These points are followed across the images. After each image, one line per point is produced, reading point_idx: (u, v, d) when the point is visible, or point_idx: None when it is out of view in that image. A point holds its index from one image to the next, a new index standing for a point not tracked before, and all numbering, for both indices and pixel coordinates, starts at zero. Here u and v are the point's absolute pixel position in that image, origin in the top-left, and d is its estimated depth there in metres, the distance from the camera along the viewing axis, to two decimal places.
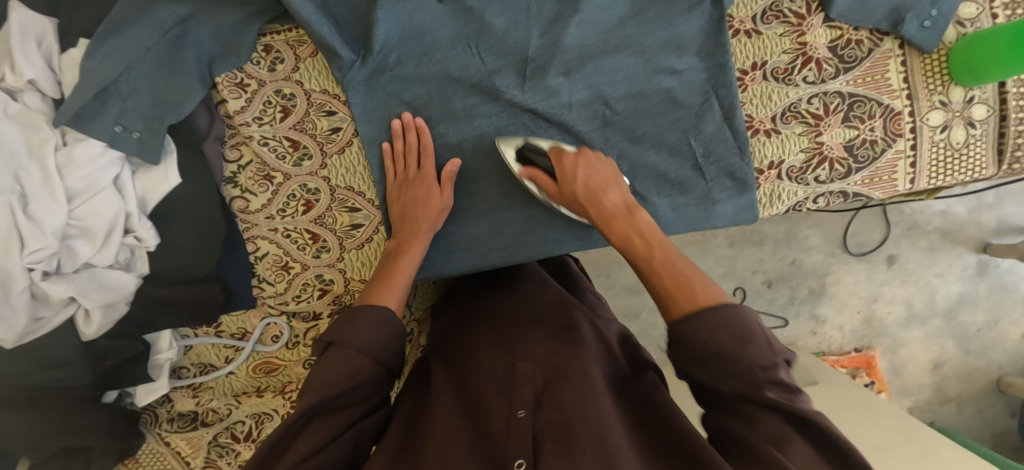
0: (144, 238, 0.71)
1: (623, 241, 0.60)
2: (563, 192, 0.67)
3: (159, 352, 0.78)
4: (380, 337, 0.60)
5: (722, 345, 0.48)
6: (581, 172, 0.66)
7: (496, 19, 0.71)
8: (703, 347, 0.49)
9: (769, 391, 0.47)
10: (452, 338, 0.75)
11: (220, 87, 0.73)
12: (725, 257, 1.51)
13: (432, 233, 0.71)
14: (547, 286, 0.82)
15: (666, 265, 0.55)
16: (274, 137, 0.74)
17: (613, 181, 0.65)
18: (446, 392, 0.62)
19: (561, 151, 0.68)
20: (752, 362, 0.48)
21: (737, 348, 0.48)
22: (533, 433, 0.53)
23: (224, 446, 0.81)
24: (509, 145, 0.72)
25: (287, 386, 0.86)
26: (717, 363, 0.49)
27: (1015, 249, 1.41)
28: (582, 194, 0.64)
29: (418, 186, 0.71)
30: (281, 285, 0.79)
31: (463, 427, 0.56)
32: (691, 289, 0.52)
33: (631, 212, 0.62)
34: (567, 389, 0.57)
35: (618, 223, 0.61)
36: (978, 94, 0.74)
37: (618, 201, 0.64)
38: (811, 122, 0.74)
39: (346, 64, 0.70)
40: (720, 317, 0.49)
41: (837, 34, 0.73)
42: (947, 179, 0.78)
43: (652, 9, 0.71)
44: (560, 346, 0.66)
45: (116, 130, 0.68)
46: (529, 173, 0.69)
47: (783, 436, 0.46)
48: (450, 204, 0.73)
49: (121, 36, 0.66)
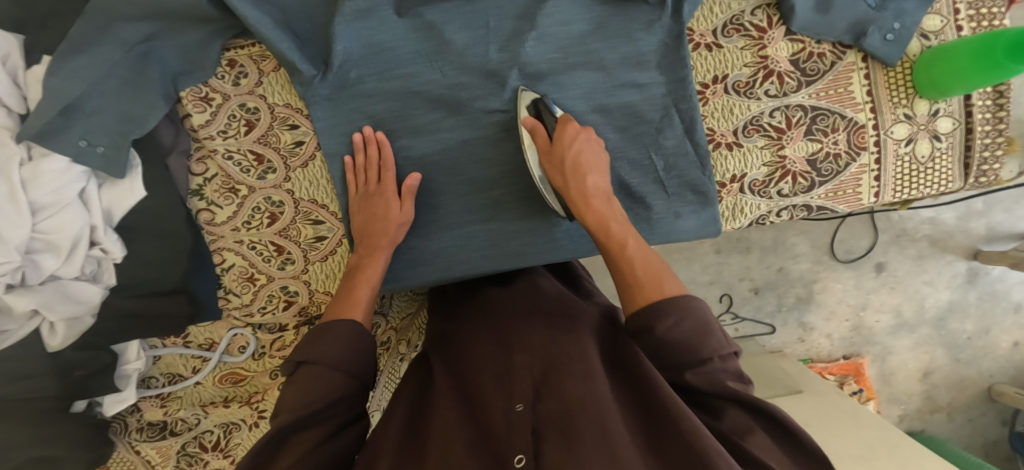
0: (110, 250, 0.71)
1: (597, 222, 0.62)
2: (553, 152, 0.67)
3: (127, 362, 0.79)
4: (352, 351, 0.61)
5: (687, 332, 0.52)
6: (579, 146, 0.66)
7: (456, 34, 0.71)
8: (671, 338, 0.52)
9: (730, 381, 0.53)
10: (449, 335, 0.74)
11: (185, 101, 0.74)
12: (711, 265, 1.50)
13: (394, 246, 0.72)
14: (540, 279, 0.78)
15: (639, 255, 0.59)
16: (238, 151, 0.76)
17: (600, 165, 0.67)
18: (447, 392, 0.62)
19: (569, 119, 0.68)
20: (711, 350, 0.52)
21: (698, 337, 0.52)
22: (534, 426, 0.51)
23: (193, 455, 0.82)
24: (524, 100, 0.71)
25: (254, 396, 0.87)
26: (683, 351, 0.52)
27: (1005, 257, 1.39)
28: (570, 164, 0.65)
29: (377, 198, 0.72)
30: (247, 296, 0.80)
31: (464, 427, 0.55)
32: (659, 280, 0.56)
33: (608, 199, 0.65)
34: (567, 380, 0.56)
35: (598, 203, 0.63)
36: (944, 107, 0.74)
37: (599, 183, 0.65)
38: (773, 136, 0.74)
39: (307, 79, 0.71)
40: (681, 307, 0.53)
41: (799, 47, 0.73)
42: (914, 192, 0.77)
43: (613, 24, 0.71)
44: (557, 334, 0.64)
45: (82, 145, 0.67)
46: (532, 124, 0.68)
47: (748, 429, 0.52)
48: (411, 217, 0.73)
49: (85, 53, 0.67)
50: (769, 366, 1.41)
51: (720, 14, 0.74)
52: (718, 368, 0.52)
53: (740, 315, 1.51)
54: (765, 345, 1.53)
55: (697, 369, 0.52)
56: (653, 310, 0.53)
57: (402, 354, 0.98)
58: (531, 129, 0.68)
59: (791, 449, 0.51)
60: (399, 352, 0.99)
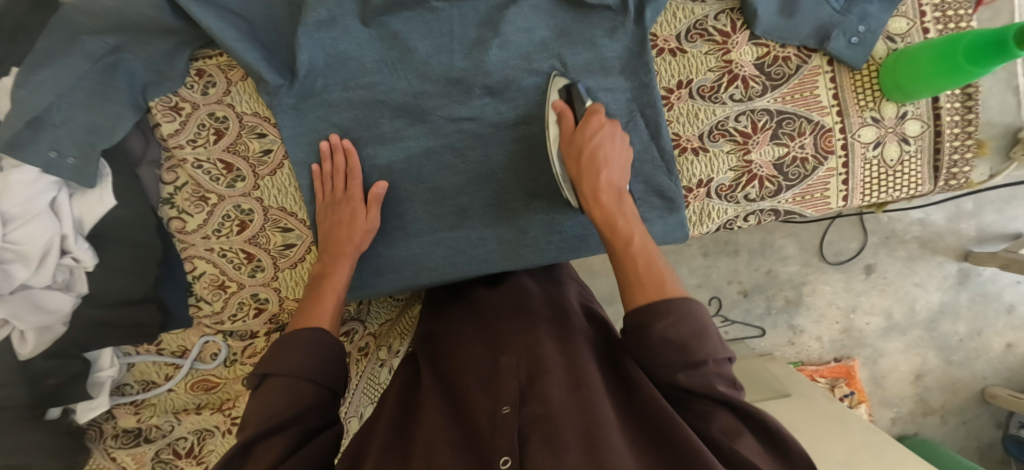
0: (82, 259, 0.71)
1: (605, 218, 0.61)
2: (574, 140, 0.66)
3: (101, 370, 0.80)
4: (316, 360, 0.60)
5: (684, 334, 0.52)
6: (601, 138, 0.65)
7: (420, 43, 0.73)
8: (668, 339, 0.52)
9: (723, 386, 0.52)
10: (437, 334, 0.74)
11: (154, 111, 0.75)
12: (699, 268, 1.49)
13: (358, 253, 0.72)
14: (525, 278, 0.78)
15: (643, 254, 0.58)
16: (208, 160, 0.77)
17: (619, 161, 0.65)
18: (433, 392, 0.61)
19: (597, 109, 0.67)
20: (707, 353, 0.51)
21: (694, 340, 0.52)
22: (518, 430, 0.51)
23: (167, 462, 0.83)
24: (552, 90, 0.71)
25: (226, 403, 0.88)
26: (679, 352, 0.52)
27: (995, 258, 1.37)
28: (585, 158, 0.64)
29: (344, 207, 0.73)
30: (218, 304, 0.81)
31: (449, 426, 0.54)
32: (658, 281, 0.56)
33: (620, 196, 0.63)
34: (553, 384, 0.55)
35: (609, 201, 0.62)
36: (912, 110, 0.73)
37: (614, 180, 0.64)
38: (739, 140, 0.74)
39: (273, 89, 0.72)
40: (684, 310, 0.53)
41: (764, 51, 0.73)
42: (884, 196, 0.77)
43: (575, 31, 0.73)
44: (545, 337, 0.64)
45: (51, 155, 0.68)
46: (559, 110, 0.67)
47: (735, 432, 0.52)
48: (377, 225, 0.74)
49: (53, 66, 0.67)
50: (757, 369, 1.39)
51: (683, 19, 0.74)
52: (711, 373, 0.52)
53: (729, 318, 1.50)
54: (754, 348, 1.51)
55: (690, 369, 0.52)
56: (651, 309, 0.53)
57: (383, 360, 0.92)
58: (559, 114, 0.68)
59: (772, 450, 0.52)
60: (379, 359, 0.94)
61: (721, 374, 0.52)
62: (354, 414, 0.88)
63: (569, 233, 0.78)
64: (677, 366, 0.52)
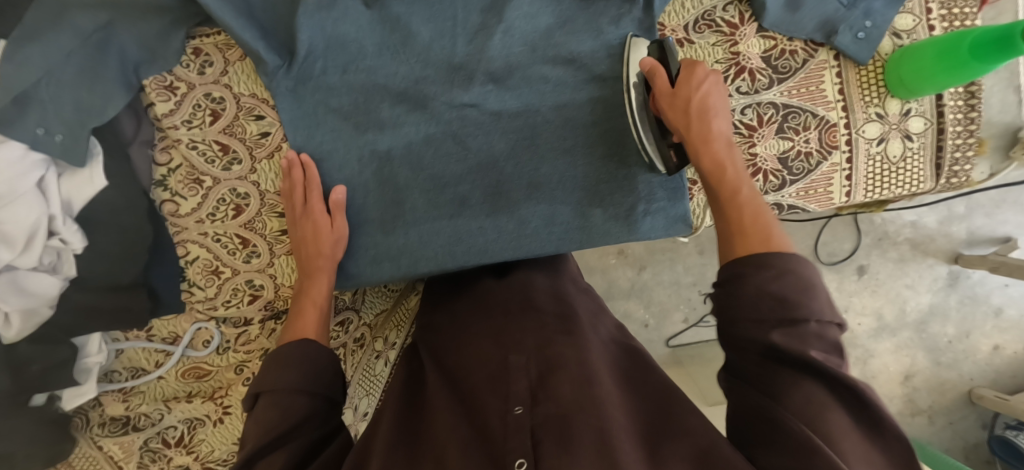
0: (70, 241, 0.68)
1: (714, 166, 0.58)
2: (677, 94, 0.62)
3: (88, 356, 0.78)
4: (309, 372, 0.59)
5: (786, 290, 0.46)
6: (710, 88, 0.62)
7: (422, 27, 0.72)
8: (768, 293, 0.47)
9: (815, 351, 0.44)
10: (438, 326, 0.75)
11: (148, 90, 0.73)
12: (694, 266, 1.42)
13: (333, 263, 0.73)
14: (535, 275, 0.78)
15: (752, 207, 0.55)
16: (203, 141, 0.75)
17: (724, 108, 0.61)
18: (439, 392, 0.61)
19: (696, 63, 0.63)
20: (809, 313, 0.45)
21: (797, 296, 0.46)
22: (532, 429, 0.51)
23: (156, 451, 0.82)
24: (635, 55, 0.70)
25: (218, 392, 0.86)
26: (775, 308, 0.46)
27: (985, 260, 1.38)
28: (696, 109, 0.60)
29: (305, 223, 0.72)
30: (211, 289, 0.80)
31: (460, 425, 0.54)
32: (768, 234, 0.52)
33: (730, 145, 0.60)
34: (563, 382, 0.55)
35: (721, 146, 0.59)
36: (915, 107, 0.74)
37: (722, 127, 0.60)
38: (744, 133, 0.74)
39: (271, 70, 0.71)
40: (789, 266, 0.48)
41: (771, 44, 0.73)
42: (886, 193, 0.77)
43: (579, 19, 0.72)
44: (552, 334, 0.64)
45: (38, 133, 0.65)
46: (655, 66, 0.65)
47: (818, 403, 0.43)
48: (344, 233, 0.73)
49: (39, 41, 0.65)
50: None
51: (691, 9, 0.75)
52: (811, 333, 0.45)
53: None
54: None
55: (789, 325, 0.45)
56: (757, 262, 0.49)
57: (378, 352, 0.95)
58: (651, 69, 0.65)
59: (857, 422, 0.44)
60: (375, 349, 0.96)
61: (821, 334, 0.46)
62: (349, 404, 0.90)
63: (570, 225, 0.76)
64: (768, 322, 0.46)
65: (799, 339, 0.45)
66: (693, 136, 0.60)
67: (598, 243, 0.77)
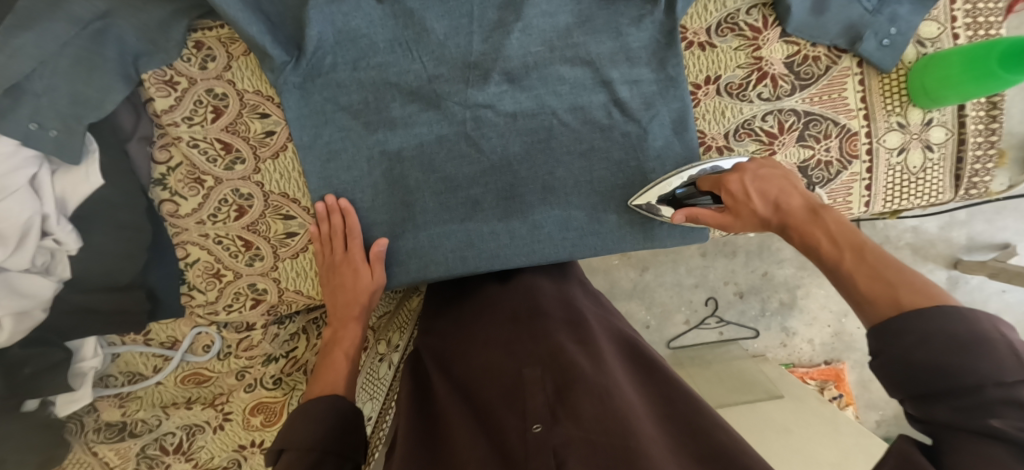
0: (64, 241, 0.65)
1: (808, 249, 0.55)
2: (738, 216, 0.62)
3: (83, 360, 0.75)
4: (324, 429, 0.57)
5: (939, 356, 0.40)
6: (753, 189, 0.61)
7: (437, 23, 0.69)
8: (919, 362, 0.41)
9: (997, 420, 0.37)
10: (444, 332, 0.72)
11: (147, 85, 0.70)
12: (697, 267, 1.41)
13: (366, 313, 0.73)
14: (539, 279, 0.76)
15: (864, 269, 0.49)
16: (204, 139, 0.72)
17: (787, 185, 0.61)
18: (452, 407, 0.59)
19: (720, 177, 0.64)
20: (983, 377, 0.38)
21: (958, 360, 0.39)
22: (556, 449, 0.50)
23: (153, 458, 0.77)
24: (654, 190, 0.71)
25: (218, 398, 0.83)
26: (933, 377, 0.41)
27: (984, 266, 1.35)
28: (766, 216, 0.60)
29: (345, 268, 0.71)
30: (212, 293, 0.77)
31: (478, 442, 0.52)
32: (893, 290, 0.46)
33: (820, 210, 0.57)
34: (582, 396, 0.54)
35: (813, 228, 0.55)
36: (937, 116, 0.72)
37: (800, 204, 0.59)
38: (765, 140, 0.73)
39: (278, 66, 0.68)
40: (935, 325, 0.41)
41: (794, 49, 0.72)
42: (904, 203, 0.76)
43: (599, 18, 0.70)
44: (566, 344, 0.62)
45: (31, 127, 0.62)
46: (690, 210, 0.65)
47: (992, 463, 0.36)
48: (382, 283, 0.73)
49: (32, 29, 0.61)
50: (750, 370, 1.28)
51: (715, 11, 0.72)
52: (996, 401, 0.38)
53: (725, 319, 1.42)
54: (747, 349, 1.43)
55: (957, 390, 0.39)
56: (886, 335, 0.44)
57: (380, 355, 0.91)
58: (692, 218, 0.66)
59: None
60: (376, 353, 0.92)
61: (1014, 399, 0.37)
62: None
63: (584, 230, 0.75)
64: (935, 380, 0.41)
65: (979, 411, 0.38)
66: (796, 240, 0.57)
67: (614, 249, 0.76)
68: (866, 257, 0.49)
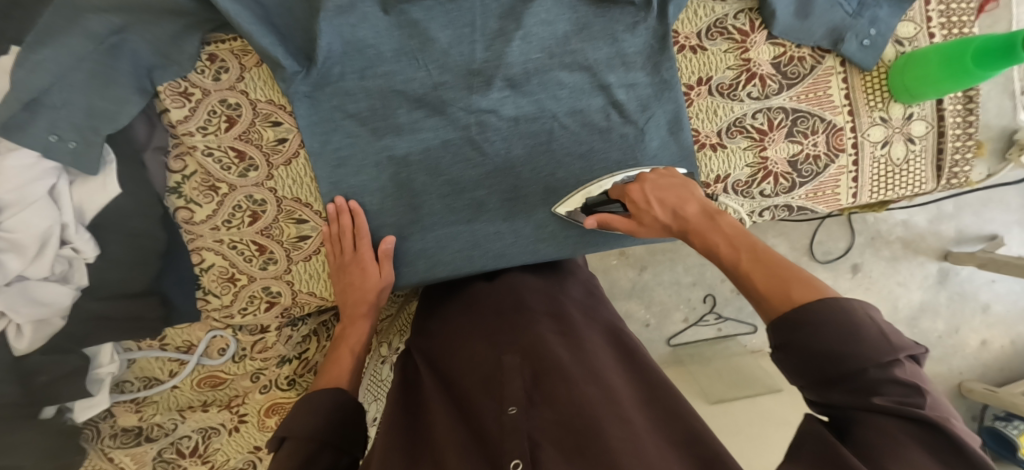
0: (82, 249, 0.67)
1: (707, 250, 0.58)
2: (645, 223, 0.66)
3: (100, 366, 0.76)
4: (323, 418, 0.59)
5: (830, 344, 0.43)
6: (654, 197, 0.65)
7: (441, 33, 0.72)
8: (815, 350, 0.44)
9: (880, 398, 0.41)
10: (433, 328, 0.75)
11: (163, 96, 0.73)
12: (694, 265, 1.45)
13: (375, 311, 0.75)
14: (527, 276, 0.78)
15: (757, 268, 0.52)
16: (218, 148, 0.75)
17: (686, 193, 0.64)
18: (436, 396, 0.61)
19: (624, 187, 0.68)
20: (864, 362, 0.42)
21: (844, 348, 0.43)
22: (529, 432, 0.52)
23: (169, 461, 0.79)
24: (578, 197, 0.75)
25: (233, 400, 0.86)
26: (826, 365, 0.44)
27: (974, 257, 1.38)
28: (667, 221, 0.63)
29: (353, 268, 0.74)
30: (227, 297, 0.79)
31: (457, 427, 0.55)
32: (787, 285, 0.49)
33: (714, 215, 0.60)
34: (558, 384, 0.56)
35: (710, 233, 0.58)
36: (917, 111, 0.76)
37: (698, 210, 0.62)
38: (755, 137, 0.77)
39: (289, 75, 0.70)
40: (826, 316, 0.44)
41: (780, 51, 0.75)
42: (890, 193, 0.80)
43: (596, 24, 0.74)
44: (547, 335, 0.64)
45: (51, 139, 0.65)
46: (600, 216, 0.68)
47: (887, 439, 0.40)
48: (390, 280, 0.76)
49: (51, 45, 0.63)
50: (751, 366, 1.31)
51: (704, 17, 0.76)
52: (878, 380, 0.42)
53: (723, 315, 1.45)
54: (747, 344, 1.46)
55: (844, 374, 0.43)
56: (784, 330, 0.46)
57: (384, 357, 0.93)
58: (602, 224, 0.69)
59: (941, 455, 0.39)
60: (382, 356, 0.94)
61: (891, 378, 0.41)
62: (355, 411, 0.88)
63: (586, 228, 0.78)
64: (824, 364, 0.44)
65: (864, 391, 0.42)
66: (696, 244, 0.60)
67: (615, 244, 0.80)
68: (759, 257, 0.53)
